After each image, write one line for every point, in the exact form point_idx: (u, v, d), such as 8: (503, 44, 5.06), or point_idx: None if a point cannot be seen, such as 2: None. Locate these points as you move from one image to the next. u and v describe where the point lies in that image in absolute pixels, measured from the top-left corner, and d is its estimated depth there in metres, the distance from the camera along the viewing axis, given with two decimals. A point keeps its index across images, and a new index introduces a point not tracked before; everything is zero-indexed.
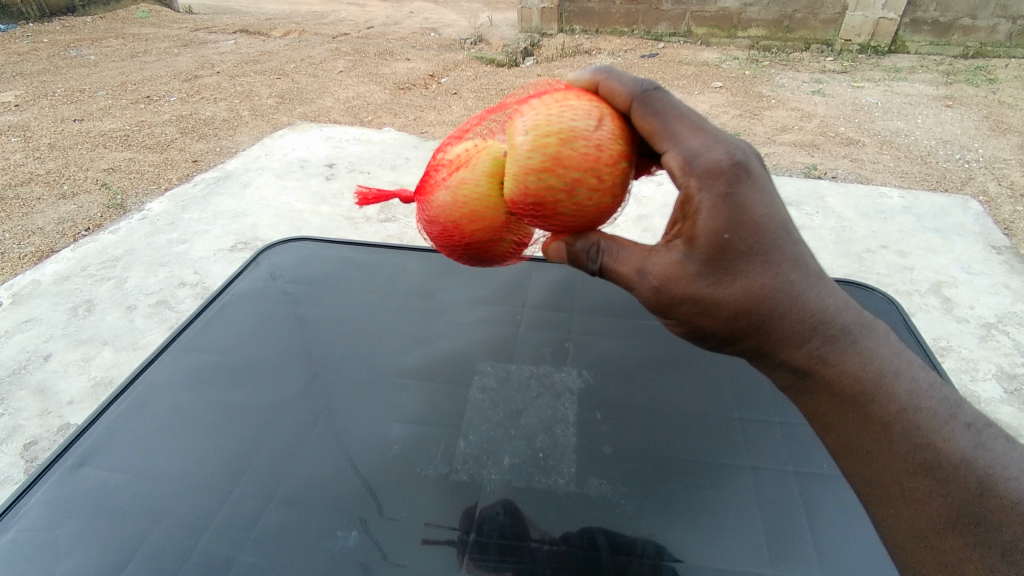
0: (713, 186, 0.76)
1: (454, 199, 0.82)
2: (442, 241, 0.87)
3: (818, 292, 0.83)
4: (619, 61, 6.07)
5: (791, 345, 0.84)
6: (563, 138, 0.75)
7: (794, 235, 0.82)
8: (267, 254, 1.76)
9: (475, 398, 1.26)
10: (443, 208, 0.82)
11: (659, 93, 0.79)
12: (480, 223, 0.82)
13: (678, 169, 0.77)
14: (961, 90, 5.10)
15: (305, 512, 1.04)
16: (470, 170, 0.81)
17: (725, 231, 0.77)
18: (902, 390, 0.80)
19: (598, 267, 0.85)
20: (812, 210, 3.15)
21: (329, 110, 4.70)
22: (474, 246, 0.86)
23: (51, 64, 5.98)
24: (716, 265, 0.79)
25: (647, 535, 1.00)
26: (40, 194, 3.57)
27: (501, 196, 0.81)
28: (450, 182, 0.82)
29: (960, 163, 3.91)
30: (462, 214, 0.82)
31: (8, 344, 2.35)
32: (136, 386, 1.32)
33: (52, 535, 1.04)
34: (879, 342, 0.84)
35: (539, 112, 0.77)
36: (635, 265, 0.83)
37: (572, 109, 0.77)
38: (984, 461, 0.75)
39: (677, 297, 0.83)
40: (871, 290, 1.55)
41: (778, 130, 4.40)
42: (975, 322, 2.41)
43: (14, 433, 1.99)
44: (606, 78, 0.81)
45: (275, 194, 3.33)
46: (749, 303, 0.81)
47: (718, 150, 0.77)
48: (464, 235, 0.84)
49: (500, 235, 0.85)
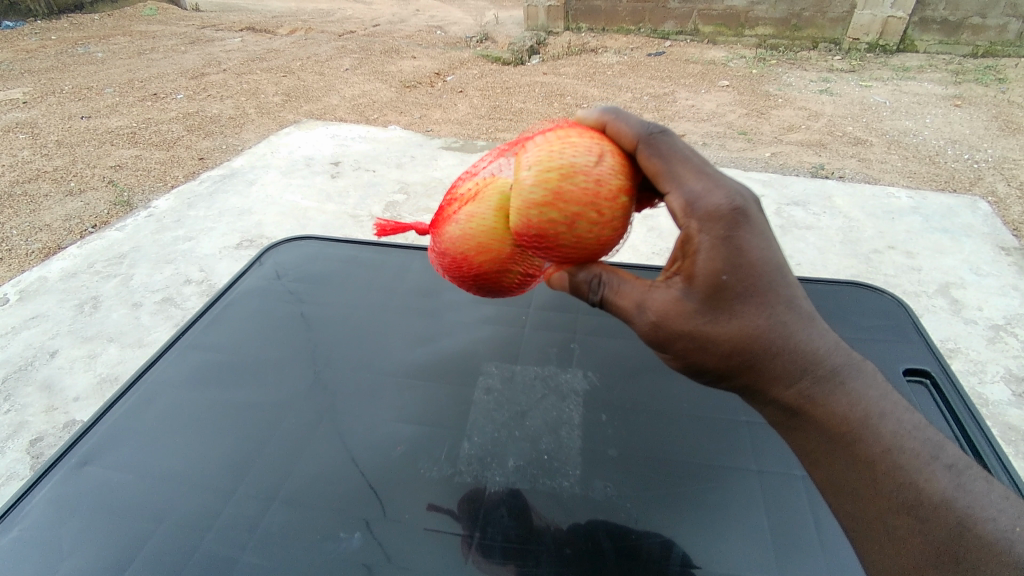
0: (712, 228, 0.75)
1: (462, 232, 0.81)
2: (453, 273, 0.87)
3: (809, 333, 0.82)
4: (626, 60, 6.05)
5: (781, 384, 0.82)
6: (564, 173, 0.74)
7: (789, 278, 0.81)
8: (272, 253, 1.75)
9: (480, 399, 1.24)
10: (453, 241, 0.82)
11: (664, 135, 0.78)
12: (487, 254, 0.81)
13: (682, 212, 0.76)
14: (970, 90, 5.06)
15: (307, 512, 1.03)
16: (478, 205, 0.81)
17: (724, 273, 0.76)
18: (887, 431, 0.79)
19: (598, 298, 0.84)
20: (819, 210, 3.14)
21: (335, 108, 4.71)
22: (483, 278, 0.85)
23: (59, 61, 6.02)
24: (714, 305, 0.78)
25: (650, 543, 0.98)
26: (48, 190, 3.59)
27: (507, 229, 0.80)
28: (460, 216, 0.82)
29: (968, 163, 3.88)
30: (470, 247, 0.81)
31: (14, 340, 2.37)
32: (142, 382, 1.32)
33: (56, 533, 1.04)
34: (869, 383, 0.83)
35: (542, 148, 0.77)
36: (635, 302, 0.82)
37: (574, 146, 0.77)
38: (964, 501, 0.74)
39: (674, 333, 0.81)
40: (881, 291, 1.50)
41: (786, 129, 4.37)
42: (983, 323, 2.39)
43: (19, 430, 1.99)
44: (614, 119, 0.81)
45: (280, 192, 3.34)
46: (743, 343, 0.80)
47: (720, 195, 0.76)
48: (473, 267, 0.83)
49: (507, 268, 0.83)
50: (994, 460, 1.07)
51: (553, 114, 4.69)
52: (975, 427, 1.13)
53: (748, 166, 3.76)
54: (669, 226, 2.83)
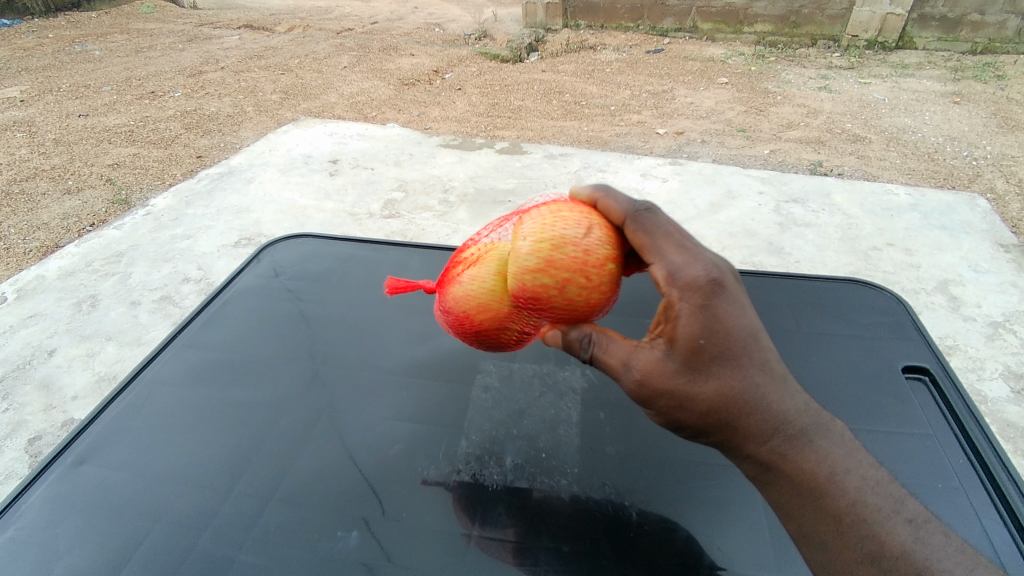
0: (691, 295, 0.75)
1: (464, 293, 0.84)
2: (457, 329, 0.89)
3: (782, 394, 0.81)
4: (624, 57, 6.04)
5: (755, 441, 0.81)
6: (555, 244, 0.76)
7: (765, 343, 0.81)
8: (269, 250, 1.75)
9: (478, 397, 1.24)
10: (455, 301, 0.85)
11: (650, 212, 0.80)
12: (486, 312, 0.83)
13: (664, 281, 0.77)
14: (969, 86, 5.06)
15: (305, 511, 1.03)
16: (480, 268, 0.83)
17: (701, 337, 0.76)
18: (852, 485, 0.78)
19: (588, 357, 0.83)
20: (818, 207, 3.14)
21: (334, 105, 4.70)
22: (484, 335, 0.87)
23: (56, 60, 6.00)
24: (693, 366, 0.77)
25: (649, 546, 0.95)
26: (45, 189, 3.58)
27: (506, 290, 0.82)
28: (463, 278, 0.85)
29: (967, 160, 3.87)
30: (470, 306, 0.83)
31: (12, 339, 2.36)
32: (139, 382, 1.31)
33: (52, 533, 1.02)
34: (836, 443, 0.81)
35: (536, 220, 0.79)
36: (622, 364, 0.80)
37: (564, 219, 0.78)
38: (922, 554, 0.74)
39: (655, 392, 0.80)
40: (880, 289, 1.49)
41: (784, 127, 4.36)
42: (982, 320, 2.39)
43: (18, 429, 1.99)
44: (604, 197, 0.83)
45: (278, 190, 3.33)
46: (719, 403, 0.79)
47: (698, 266, 0.76)
48: (474, 324, 0.85)
49: (506, 325, 0.85)
50: (994, 457, 1.05)
51: (552, 112, 4.68)
52: (974, 425, 1.12)
53: (747, 163, 3.76)
54: None
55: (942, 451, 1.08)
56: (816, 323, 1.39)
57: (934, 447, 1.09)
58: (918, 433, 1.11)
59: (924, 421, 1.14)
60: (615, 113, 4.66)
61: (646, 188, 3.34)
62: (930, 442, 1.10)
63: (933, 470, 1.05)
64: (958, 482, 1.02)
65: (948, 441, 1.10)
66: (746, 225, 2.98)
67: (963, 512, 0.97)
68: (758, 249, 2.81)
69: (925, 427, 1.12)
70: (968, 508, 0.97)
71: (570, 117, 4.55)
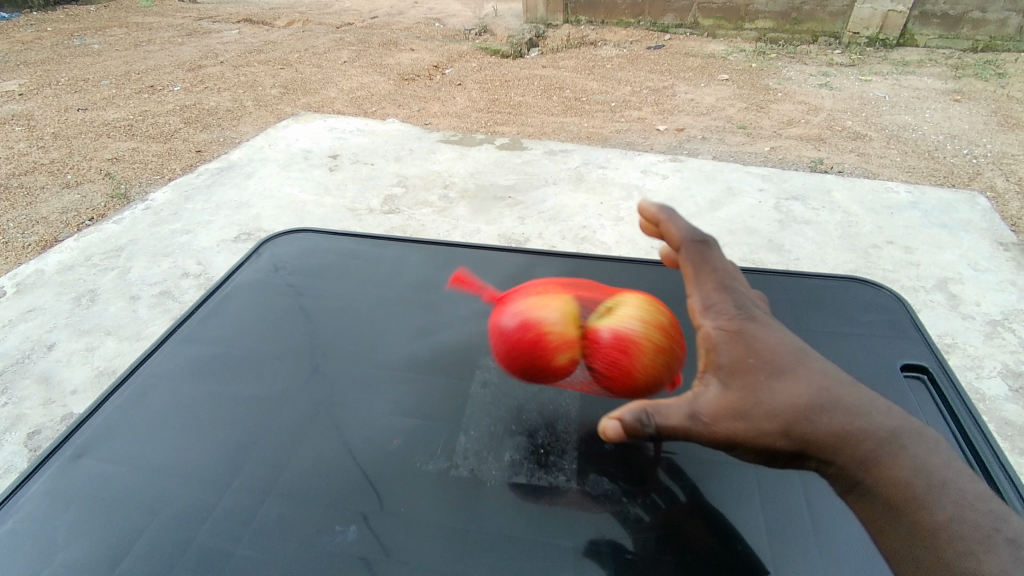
0: (722, 320, 0.82)
1: (562, 328, 0.97)
2: (524, 349, 0.99)
3: (861, 398, 0.73)
4: (625, 53, 6.03)
5: (846, 449, 0.71)
6: (650, 326, 0.96)
7: (818, 355, 0.79)
8: (269, 245, 1.75)
9: (477, 392, 1.23)
10: (551, 328, 0.97)
11: (704, 248, 0.92)
12: (569, 349, 0.96)
13: (700, 311, 0.86)
14: (970, 84, 5.05)
15: (304, 506, 1.03)
16: (574, 316, 0.98)
17: (747, 357, 0.77)
18: (951, 498, 0.66)
19: (653, 430, 0.77)
20: (818, 204, 3.14)
21: (333, 100, 4.69)
22: (549, 361, 0.98)
23: (54, 53, 5.98)
24: (747, 385, 0.76)
25: (669, 550, 0.94)
26: (44, 183, 3.57)
27: (590, 338, 0.97)
28: (561, 315, 0.98)
29: (967, 158, 3.87)
30: (564, 341, 0.96)
31: (11, 333, 2.36)
32: (138, 375, 1.32)
33: (50, 526, 1.02)
34: (931, 449, 0.70)
35: (638, 307, 0.99)
36: (682, 409, 0.77)
37: (653, 311, 0.99)
38: None
39: (724, 431, 0.76)
40: (878, 286, 1.50)
41: (785, 124, 4.36)
42: (981, 318, 2.39)
43: (17, 423, 1.99)
44: (666, 220, 0.95)
45: (277, 185, 3.32)
46: (795, 416, 0.73)
47: (728, 300, 0.84)
48: (553, 352, 0.97)
49: (574, 361, 0.98)
50: (992, 455, 1.06)
51: (552, 108, 4.67)
52: (973, 424, 1.12)
53: (747, 160, 3.75)
54: None
55: None
56: (816, 320, 1.39)
57: None
58: None
59: (922, 419, 1.14)
60: (615, 110, 4.65)
61: (645, 185, 3.34)
62: None
63: None
64: None
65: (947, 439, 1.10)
66: (745, 222, 2.98)
67: None
68: (758, 246, 2.81)
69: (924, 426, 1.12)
70: None
71: (571, 113, 4.54)
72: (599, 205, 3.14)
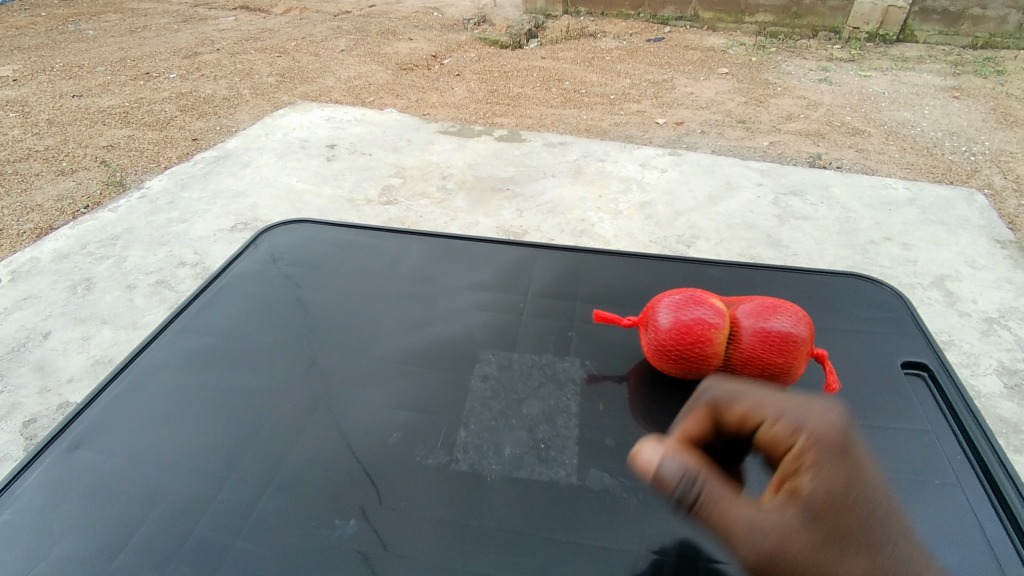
0: (815, 442, 0.64)
1: (713, 316, 1.03)
2: (675, 330, 1.05)
3: None
4: (625, 45, 5.99)
5: None
6: (796, 333, 1.02)
7: None
8: (266, 235, 1.73)
9: (477, 386, 1.23)
10: (702, 315, 1.04)
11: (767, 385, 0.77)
12: (715, 335, 1.02)
13: (787, 430, 0.68)
14: (969, 81, 5.04)
15: (302, 498, 1.02)
16: (725, 311, 1.05)
17: (841, 494, 0.60)
18: None
19: (689, 503, 0.71)
20: (817, 200, 3.13)
21: (331, 89, 4.65)
22: (693, 344, 1.04)
23: (49, 38, 5.90)
24: (833, 535, 0.59)
25: (707, 558, 0.92)
26: (39, 170, 3.53)
27: (736, 332, 1.02)
28: (715, 307, 1.04)
29: (965, 155, 3.87)
30: (712, 328, 1.02)
31: (6, 322, 2.34)
32: (135, 366, 1.30)
33: (44, 518, 1.01)
34: None
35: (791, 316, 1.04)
36: (740, 515, 0.66)
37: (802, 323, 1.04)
38: None
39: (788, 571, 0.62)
40: (880, 283, 1.49)
41: (784, 118, 4.34)
42: (977, 316, 2.39)
43: (12, 412, 1.97)
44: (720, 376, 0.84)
45: (275, 174, 3.30)
46: None
47: (828, 418, 0.66)
48: (700, 335, 1.03)
49: (714, 350, 1.03)
50: (992, 457, 1.06)
51: (551, 99, 4.64)
52: (972, 423, 1.12)
53: (746, 155, 3.74)
54: (665, 215, 2.99)
55: (938, 447, 1.08)
56: (817, 316, 1.38)
57: (932, 443, 1.09)
58: (916, 429, 1.12)
59: (923, 418, 1.14)
60: (614, 102, 4.62)
61: (645, 178, 3.33)
62: (927, 437, 1.10)
63: (929, 467, 1.05)
64: (955, 479, 1.03)
65: (946, 437, 1.10)
66: (744, 217, 2.98)
67: (961, 510, 0.97)
68: (756, 241, 2.80)
69: (923, 423, 1.13)
70: (967, 507, 0.98)
71: (570, 106, 4.52)
72: (598, 198, 3.13)
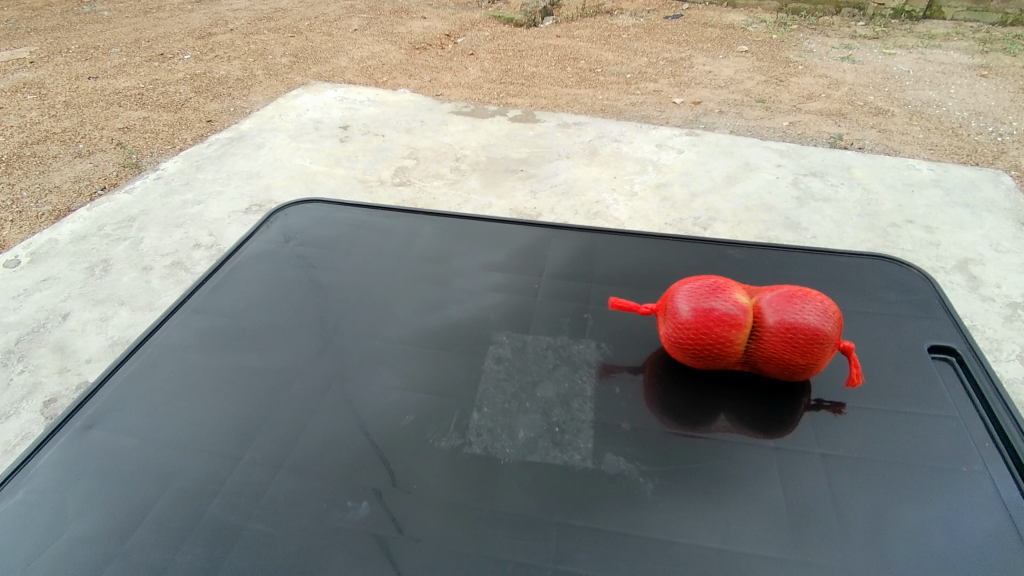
0: None
1: (733, 310, 1.00)
2: (694, 326, 1.03)
3: None
4: (642, 22, 5.85)
5: None
6: (825, 321, 0.99)
7: None
8: (279, 215, 1.72)
9: (490, 369, 1.21)
10: (723, 310, 1.01)
11: None
12: (737, 330, 1.01)
13: None
14: (997, 59, 4.86)
15: (314, 480, 1.02)
16: (746, 302, 1.02)
17: None
18: None
19: None
20: (838, 181, 3.05)
21: (343, 70, 4.61)
22: (714, 341, 1.03)
23: (64, 20, 5.90)
24: None
25: (725, 546, 0.90)
26: (57, 152, 3.56)
27: (759, 325, 1.01)
28: (736, 300, 1.01)
29: (992, 136, 3.74)
30: (733, 323, 1.00)
31: (26, 303, 2.37)
32: (150, 346, 1.31)
33: (61, 496, 1.02)
34: None
35: (817, 303, 1.01)
36: None
37: (831, 309, 1.01)
38: None
39: None
40: (908, 266, 1.43)
41: (805, 98, 4.22)
42: (1001, 301, 2.32)
43: (34, 391, 2.00)
44: None
45: (288, 155, 3.28)
46: None
47: None
48: (720, 332, 1.01)
49: (735, 345, 1.02)
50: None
51: (566, 79, 4.56)
52: (1003, 409, 1.08)
53: (765, 135, 3.65)
54: (681, 196, 2.94)
55: (966, 433, 1.05)
56: (839, 299, 1.35)
57: (960, 430, 1.05)
58: (943, 416, 1.08)
59: (950, 404, 1.10)
60: (630, 82, 4.52)
61: (661, 159, 3.26)
62: (955, 424, 1.06)
63: (956, 453, 1.02)
64: (982, 465, 0.99)
65: (974, 423, 1.06)
66: (762, 199, 2.91)
67: (988, 498, 0.94)
68: (774, 223, 2.74)
69: (950, 410, 1.09)
70: (995, 498, 0.94)
71: (585, 85, 4.43)
72: (613, 179, 3.08)
